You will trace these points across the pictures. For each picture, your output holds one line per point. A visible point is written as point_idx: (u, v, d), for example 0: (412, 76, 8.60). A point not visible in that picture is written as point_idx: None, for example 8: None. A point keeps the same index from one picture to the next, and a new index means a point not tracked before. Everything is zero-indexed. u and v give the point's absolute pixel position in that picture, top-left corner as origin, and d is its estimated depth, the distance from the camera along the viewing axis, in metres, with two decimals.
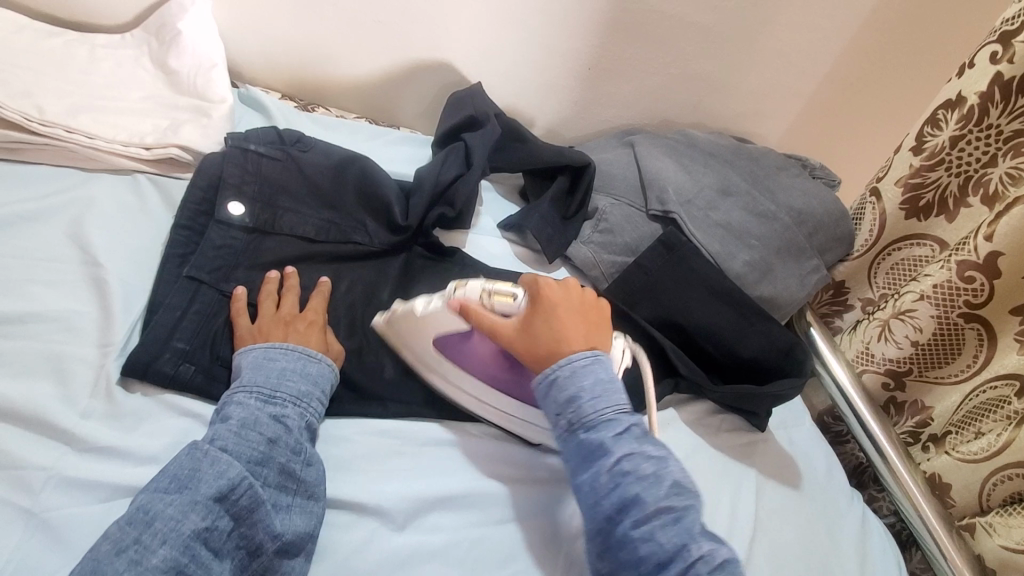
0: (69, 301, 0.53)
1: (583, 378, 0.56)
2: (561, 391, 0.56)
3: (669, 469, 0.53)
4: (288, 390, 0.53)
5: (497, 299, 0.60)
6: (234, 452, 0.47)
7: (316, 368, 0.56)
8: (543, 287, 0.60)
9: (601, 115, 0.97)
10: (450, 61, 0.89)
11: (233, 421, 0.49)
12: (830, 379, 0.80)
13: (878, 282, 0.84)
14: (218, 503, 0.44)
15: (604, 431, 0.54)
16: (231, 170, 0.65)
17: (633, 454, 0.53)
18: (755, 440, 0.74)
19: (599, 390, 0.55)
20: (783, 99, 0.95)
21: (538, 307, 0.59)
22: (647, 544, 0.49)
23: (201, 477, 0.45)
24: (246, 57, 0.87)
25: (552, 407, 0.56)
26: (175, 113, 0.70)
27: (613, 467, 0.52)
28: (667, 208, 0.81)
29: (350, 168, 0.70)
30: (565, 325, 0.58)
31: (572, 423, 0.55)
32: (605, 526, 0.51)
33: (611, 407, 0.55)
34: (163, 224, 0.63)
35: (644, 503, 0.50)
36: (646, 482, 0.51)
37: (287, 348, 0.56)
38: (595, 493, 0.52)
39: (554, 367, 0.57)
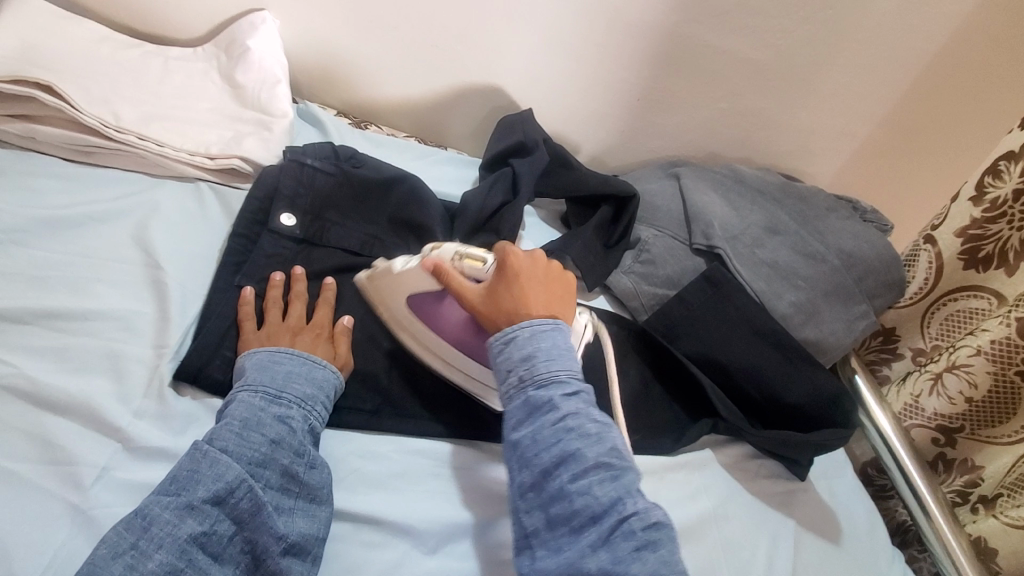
0: (129, 301, 0.55)
1: (540, 339, 0.55)
2: (514, 347, 0.55)
3: (612, 433, 0.52)
4: (294, 392, 0.53)
5: (466, 261, 0.60)
6: (235, 453, 0.47)
7: (321, 373, 0.56)
8: (510, 255, 0.59)
9: (647, 145, 0.97)
10: (501, 85, 0.91)
11: (234, 421, 0.49)
12: (874, 430, 0.77)
13: (931, 332, 0.81)
14: (215, 506, 0.44)
15: (554, 389, 0.53)
16: (287, 183, 0.67)
17: (580, 412, 0.52)
18: (794, 489, 0.71)
19: (554, 352, 0.54)
20: (834, 140, 0.93)
21: (504, 271, 0.59)
22: (583, 498, 0.48)
23: (199, 479, 0.45)
24: (307, 74, 0.90)
25: (504, 363, 0.55)
26: (239, 125, 0.73)
27: (557, 423, 0.51)
28: (712, 243, 0.80)
29: (398, 186, 0.72)
30: (527, 292, 0.57)
31: (523, 380, 0.53)
32: (541, 480, 0.50)
33: (564, 368, 0.54)
34: (222, 232, 0.65)
35: (583, 457, 0.49)
36: (588, 439, 0.50)
37: (292, 353, 0.56)
38: (535, 447, 0.50)
39: (514, 327, 0.55)
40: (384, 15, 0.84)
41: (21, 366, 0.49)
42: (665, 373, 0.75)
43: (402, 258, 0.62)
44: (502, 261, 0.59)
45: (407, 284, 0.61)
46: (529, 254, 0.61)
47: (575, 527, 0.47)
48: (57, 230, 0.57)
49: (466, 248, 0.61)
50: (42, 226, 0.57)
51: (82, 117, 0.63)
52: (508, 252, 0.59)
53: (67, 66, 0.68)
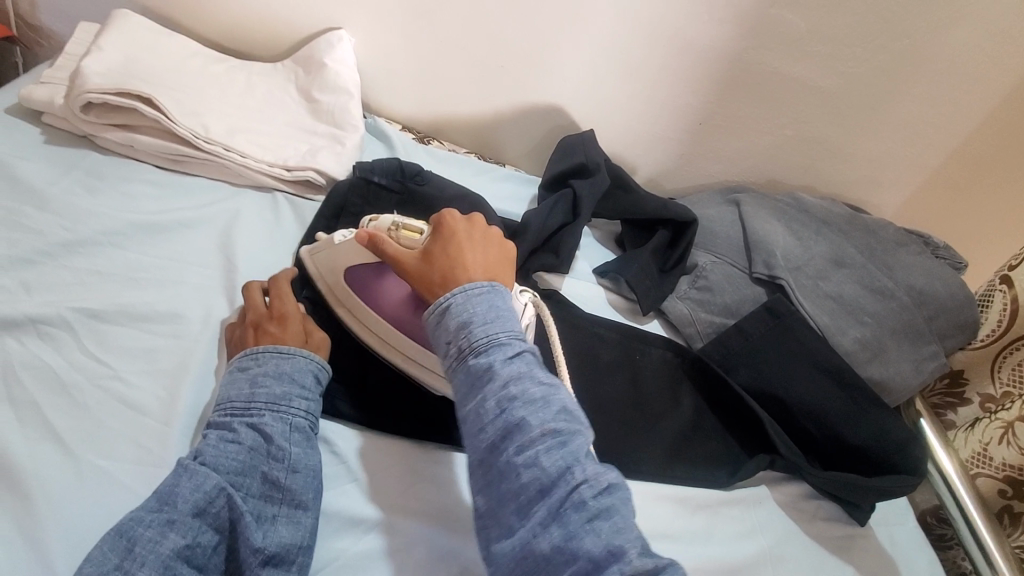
0: (207, 305, 0.58)
1: (476, 304, 0.50)
2: (450, 316, 0.50)
3: (559, 394, 0.48)
4: (264, 395, 0.50)
5: (402, 232, 0.59)
6: (214, 464, 0.46)
7: (291, 365, 0.52)
8: (447, 218, 0.58)
9: (705, 169, 0.96)
10: (563, 106, 0.92)
11: (212, 434, 0.47)
12: (938, 474, 0.74)
13: (1002, 378, 0.76)
14: (195, 518, 0.43)
15: (495, 354, 0.48)
16: (354, 198, 0.70)
17: (522, 376, 0.47)
18: (855, 535, 0.68)
19: (491, 315, 0.50)
20: (904, 171, 0.90)
21: (437, 238, 0.57)
22: (530, 472, 0.44)
23: (179, 492, 0.43)
24: (377, 90, 0.94)
25: (441, 334, 0.51)
26: (314, 139, 0.76)
27: (499, 391, 0.46)
28: (774, 273, 0.78)
29: (462, 203, 0.73)
30: (461, 254, 0.55)
31: (461, 350, 0.49)
32: (488, 455, 0.46)
33: (503, 331, 0.49)
34: (294, 242, 0.68)
35: (528, 426, 0.45)
36: (533, 406, 0.46)
37: (253, 353, 0.53)
38: (479, 422, 0.46)
39: (448, 296, 0.51)
40: (455, 34, 0.86)
41: (113, 367, 0.51)
42: (721, 404, 0.73)
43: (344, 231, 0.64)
44: (437, 225, 0.58)
45: (344, 257, 0.62)
46: (466, 220, 0.59)
47: (524, 503, 0.43)
48: (148, 235, 0.61)
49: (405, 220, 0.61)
50: (136, 229, 0.61)
51: (177, 128, 0.67)
52: (442, 215, 0.58)
53: (164, 79, 0.73)
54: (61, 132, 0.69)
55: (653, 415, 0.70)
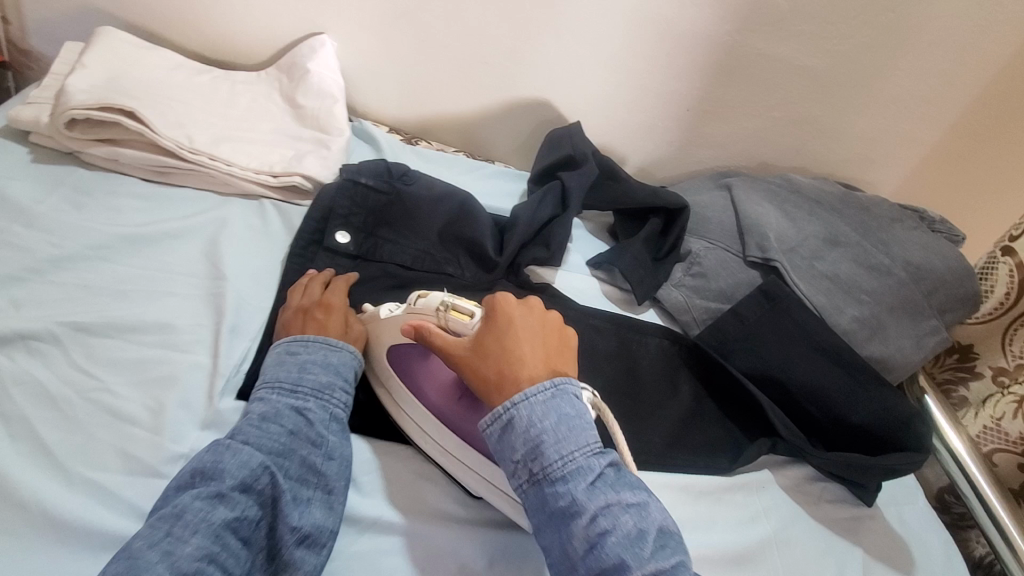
0: (194, 315, 0.57)
1: (546, 419, 0.48)
2: (518, 434, 0.48)
3: (649, 516, 0.46)
4: (309, 382, 0.53)
5: (452, 314, 0.56)
6: (256, 443, 0.48)
7: (337, 359, 0.56)
8: (501, 302, 0.55)
9: (696, 155, 0.95)
10: (549, 99, 0.91)
11: (255, 414, 0.50)
12: (946, 451, 0.73)
13: (1014, 349, 0.75)
14: (242, 493, 0.45)
15: (576, 483, 0.47)
16: (342, 201, 0.69)
17: (610, 507, 0.46)
18: (862, 515, 0.67)
19: (562, 429, 0.48)
20: (898, 147, 0.89)
21: (492, 324, 0.54)
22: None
23: (226, 468, 0.45)
24: (361, 93, 0.94)
25: (510, 452, 0.49)
26: (299, 144, 0.76)
27: (588, 529, 0.45)
28: (767, 256, 0.77)
29: (450, 201, 0.73)
30: (519, 345, 0.53)
31: (537, 476, 0.48)
32: None
33: (579, 450, 0.48)
34: (282, 247, 0.67)
35: (628, 571, 0.43)
36: (625, 537, 0.44)
37: (306, 341, 0.56)
38: (569, 556, 0.45)
39: (509, 405, 0.49)
40: (436, 34, 0.86)
41: (103, 380, 0.51)
42: (720, 390, 0.72)
43: (392, 304, 0.61)
44: (490, 311, 0.55)
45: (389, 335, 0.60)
46: (521, 305, 0.56)
47: None
48: (136, 247, 0.61)
49: (455, 299, 0.58)
50: (124, 243, 0.61)
51: (161, 141, 0.67)
52: (494, 302, 0.55)
53: (147, 93, 0.73)
54: (47, 150, 0.69)
55: (652, 404, 0.70)
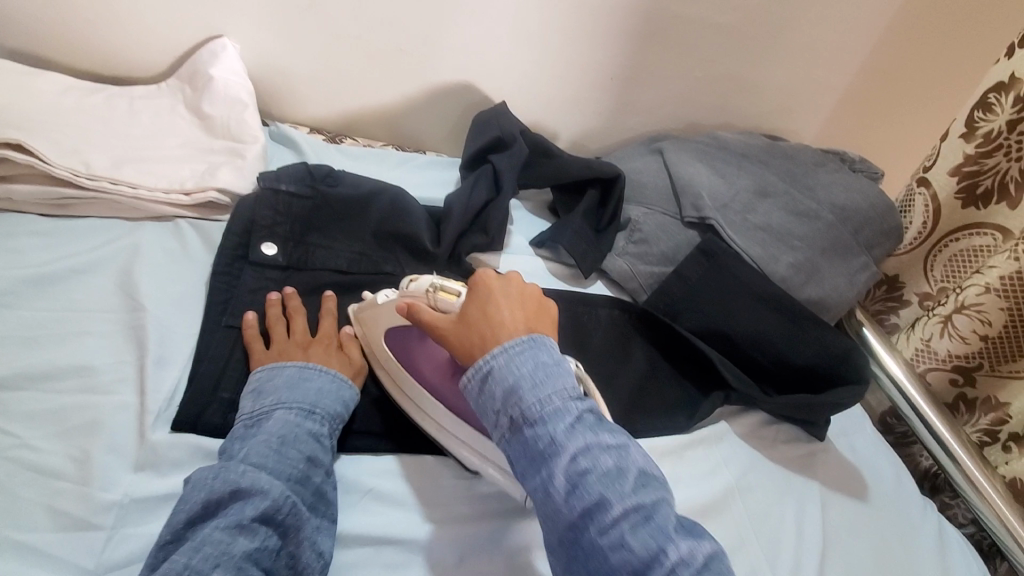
0: (114, 352, 0.54)
1: (523, 367, 0.49)
2: (496, 381, 0.49)
3: (631, 458, 0.46)
4: (323, 411, 0.54)
5: (442, 295, 0.56)
6: (274, 469, 0.48)
7: (346, 392, 0.57)
8: (482, 279, 0.55)
9: (626, 123, 0.95)
10: (473, 82, 0.89)
11: (273, 438, 0.49)
12: (886, 377, 0.76)
13: (936, 275, 0.80)
14: (264, 523, 0.44)
15: (553, 424, 0.47)
16: (264, 212, 0.66)
17: (590, 447, 0.46)
18: (815, 450, 0.70)
19: (539, 375, 0.49)
20: (815, 94, 0.92)
21: (473, 297, 0.54)
22: (618, 552, 0.42)
23: (247, 494, 0.45)
24: (275, 95, 0.89)
25: (490, 404, 0.49)
26: (212, 157, 0.72)
27: (568, 467, 0.45)
28: (703, 215, 0.79)
29: (380, 198, 0.70)
30: (500, 312, 0.53)
31: (514, 419, 0.48)
32: (570, 534, 0.44)
33: (557, 393, 0.48)
34: (203, 267, 0.64)
35: (609, 504, 0.44)
36: (607, 477, 0.45)
37: (320, 369, 0.57)
38: (551, 499, 0.45)
39: (488, 358, 0.50)
40: (346, 25, 0.82)
41: (19, 435, 0.47)
42: (672, 351, 0.74)
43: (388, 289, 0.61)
44: (472, 287, 0.55)
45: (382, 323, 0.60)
46: (500, 276, 0.56)
47: None
48: (42, 289, 0.57)
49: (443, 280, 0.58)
50: (26, 285, 0.57)
51: (53, 170, 0.62)
52: (477, 276, 0.55)
53: (33, 120, 0.67)
54: None
55: (607, 374, 0.70)
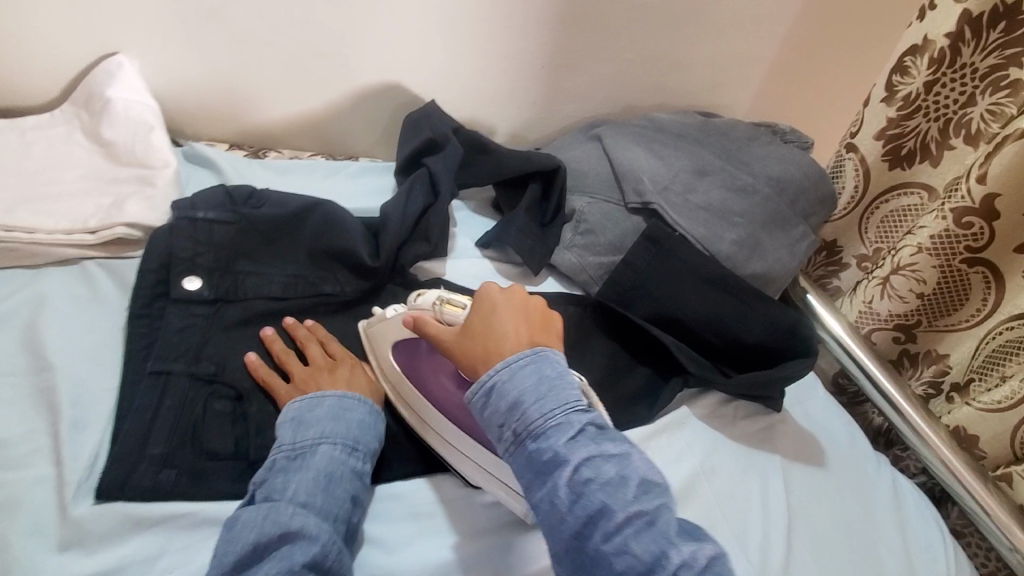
0: (23, 420, 0.49)
1: (523, 379, 0.48)
2: (500, 394, 0.49)
3: (634, 467, 0.46)
4: (365, 446, 0.53)
5: (447, 308, 0.56)
6: (322, 509, 0.47)
7: (380, 427, 0.56)
8: (487, 292, 0.55)
9: (562, 111, 0.94)
10: (399, 82, 0.85)
11: (320, 474, 0.49)
12: (834, 342, 0.79)
13: (871, 236, 0.83)
14: (316, 569, 0.44)
15: (557, 438, 0.46)
16: (181, 243, 0.60)
17: (592, 456, 0.45)
18: (773, 422, 0.72)
19: (542, 387, 0.48)
20: (744, 68, 0.93)
21: (479, 310, 0.54)
22: (622, 558, 0.42)
23: (297, 538, 0.44)
24: (186, 113, 0.82)
25: (492, 417, 0.49)
26: (118, 188, 0.66)
27: (573, 476, 0.44)
28: (645, 200, 0.78)
29: (312, 215, 0.66)
30: (502, 325, 0.53)
31: (518, 433, 0.47)
32: (574, 544, 0.43)
33: (560, 405, 0.47)
34: (119, 313, 0.58)
35: (612, 511, 0.43)
36: (611, 487, 0.44)
37: (360, 402, 0.56)
38: (556, 510, 0.44)
39: (491, 372, 0.49)
40: (254, 32, 0.76)
41: None
42: (628, 339, 0.74)
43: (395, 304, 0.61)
44: (478, 300, 0.55)
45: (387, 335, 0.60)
46: (504, 290, 0.56)
47: None
48: None
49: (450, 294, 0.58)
50: None
51: None
52: (482, 289, 0.55)
53: None
54: None
55: None
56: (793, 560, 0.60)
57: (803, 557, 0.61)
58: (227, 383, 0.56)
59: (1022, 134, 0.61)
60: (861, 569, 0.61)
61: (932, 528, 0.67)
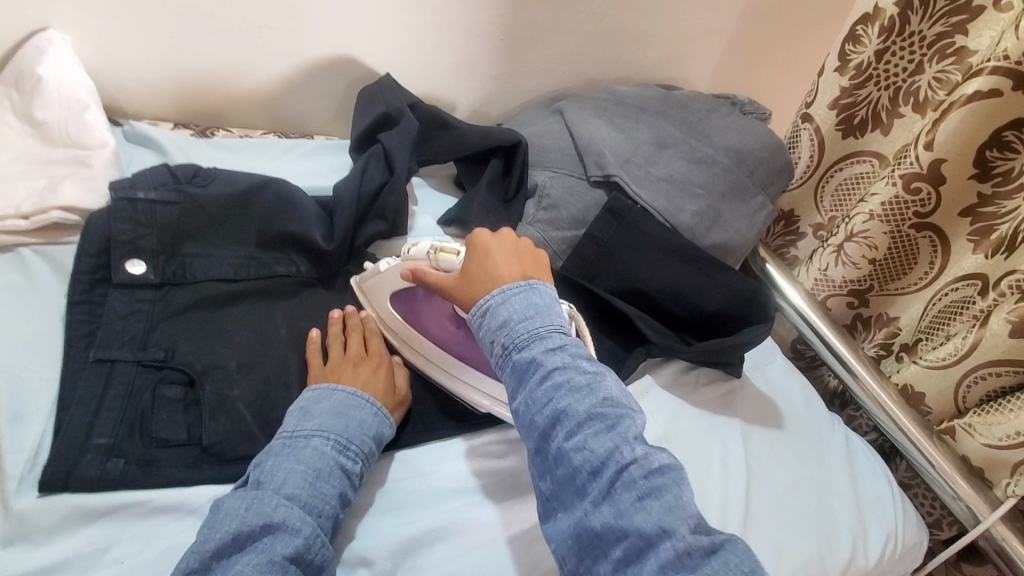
0: None
1: (512, 302, 0.50)
2: (489, 315, 0.50)
3: (603, 381, 0.47)
4: (361, 444, 0.53)
5: (441, 256, 0.58)
6: (307, 502, 0.46)
7: (380, 426, 0.55)
8: (477, 236, 0.56)
9: (524, 85, 0.92)
10: (354, 56, 0.82)
11: (309, 467, 0.48)
12: (792, 310, 0.81)
13: (826, 206, 0.85)
14: (295, 564, 0.43)
15: (536, 347, 0.48)
16: (123, 227, 0.57)
17: (567, 367, 0.47)
18: (733, 387, 0.74)
19: (528, 309, 0.50)
20: (705, 39, 0.92)
21: (472, 253, 0.56)
22: (580, 455, 0.44)
23: (278, 531, 0.44)
24: (127, 91, 0.78)
25: (482, 331, 0.51)
26: (53, 170, 0.62)
27: (545, 382, 0.46)
28: (607, 172, 0.77)
29: (261, 193, 0.63)
30: (496, 265, 0.54)
31: (504, 347, 0.49)
32: (541, 444, 0.46)
33: (543, 323, 0.49)
34: (59, 301, 0.56)
35: (576, 414, 0.45)
36: (579, 394, 0.46)
37: (368, 401, 0.56)
38: (527, 411, 0.47)
39: (486, 297, 0.51)
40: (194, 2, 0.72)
41: None
42: (594, 314, 0.74)
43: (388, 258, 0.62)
44: (470, 246, 0.56)
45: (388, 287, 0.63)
46: (496, 234, 0.56)
47: (579, 486, 0.44)
48: None
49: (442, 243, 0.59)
50: None
51: None
52: (472, 235, 0.56)
53: None
54: None
55: None
56: (753, 520, 0.62)
57: (761, 516, 0.63)
58: (178, 367, 0.54)
59: (967, 100, 0.62)
60: (817, 523, 0.64)
61: (883, 484, 0.70)
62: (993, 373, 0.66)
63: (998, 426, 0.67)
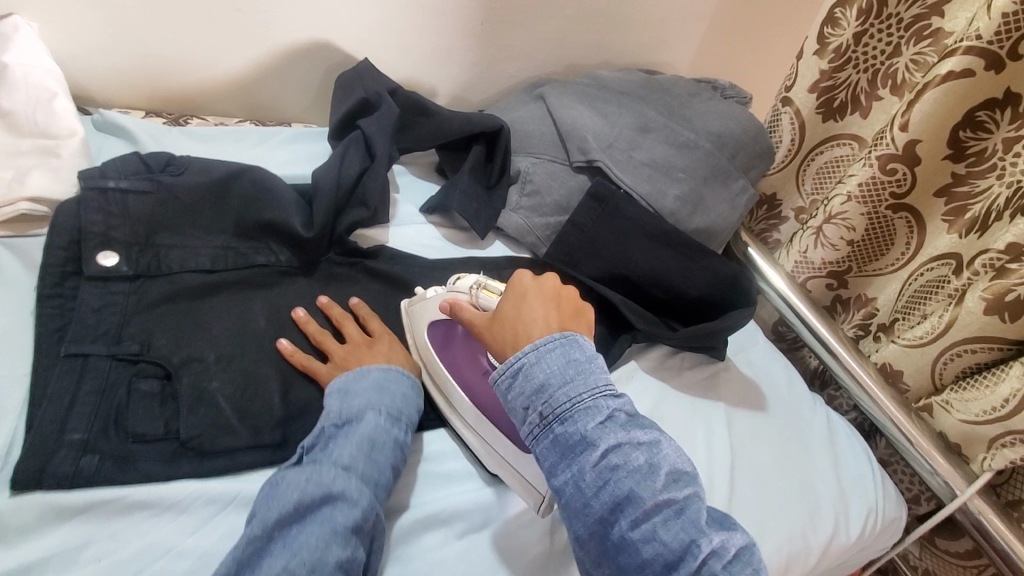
0: None
1: (549, 364, 0.48)
2: (525, 378, 0.48)
3: (661, 452, 0.46)
4: (405, 417, 0.55)
5: (482, 293, 0.58)
6: (364, 472, 0.49)
7: (416, 400, 0.58)
8: (518, 277, 0.55)
9: (505, 71, 0.91)
10: (330, 41, 0.81)
11: (364, 440, 0.50)
12: (774, 293, 0.82)
13: (806, 188, 0.86)
14: (357, 534, 0.45)
15: (587, 421, 0.46)
16: (93, 217, 0.55)
17: (621, 444, 0.45)
18: (717, 370, 0.74)
19: (569, 372, 0.47)
20: (686, 23, 0.92)
21: (510, 296, 0.54)
22: (650, 545, 0.43)
23: (339, 502, 0.46)
24: (94, 79, 0.76)
25: (516, 400, 0.48)
26: (19, 160, 0.59)
27: (600, 462, 0.45)
28: (590, 157, 0.77)
29: (238, 181, 0.62)
30: (532, 310, 0.52)
31: (544, 416, 0.47)
32: (599, 528, 0.44)
33: (587, 390, 0.47)
34: (28, 294, 0.54)
35: (640, 499, 0.44)
36: (639, 475, 0.45)
37: (402, 376, 0.58)
38: (582, 494, 0.45)
39: (519, 354, 0.49)
40: None
41: None
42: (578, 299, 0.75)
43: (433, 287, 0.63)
44: (510, 287, 0.55)
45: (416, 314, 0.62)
46: (538, 278, 0.55)
47: None
48: None
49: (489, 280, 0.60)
50: None
51: None
52: (514, 276, 0.55)
53: None
54: None
55: None
56: (737, 501, 0.63)
57: (746, 496, 0.63)
58: (154, 361, 0.53)
59: (941, 80, 0.63)
60: (800, 500, 0.65)
61: (863, 461, 0.72)
62: (967, 350, 0.68)
63: (974, 402, 0.68)
